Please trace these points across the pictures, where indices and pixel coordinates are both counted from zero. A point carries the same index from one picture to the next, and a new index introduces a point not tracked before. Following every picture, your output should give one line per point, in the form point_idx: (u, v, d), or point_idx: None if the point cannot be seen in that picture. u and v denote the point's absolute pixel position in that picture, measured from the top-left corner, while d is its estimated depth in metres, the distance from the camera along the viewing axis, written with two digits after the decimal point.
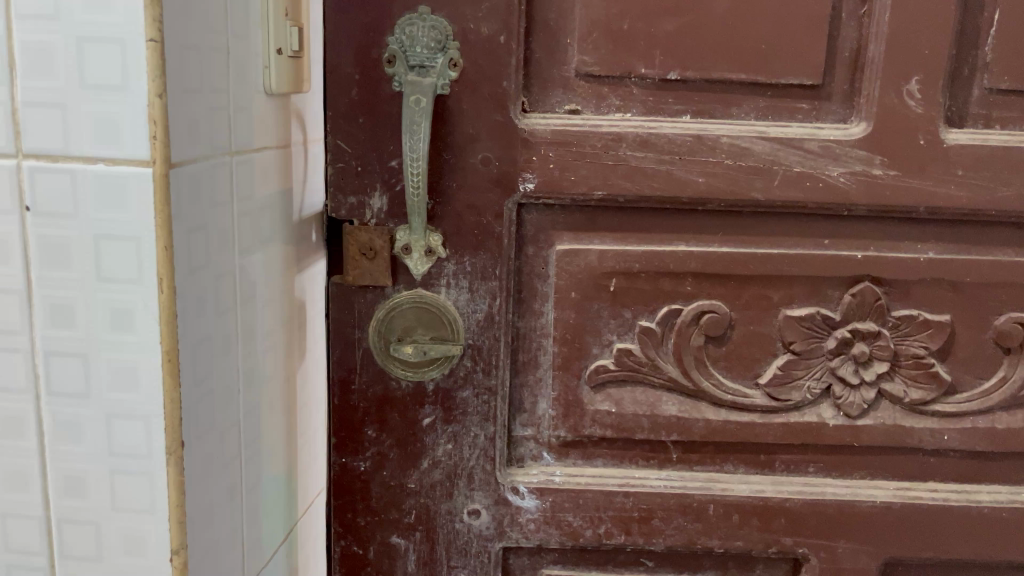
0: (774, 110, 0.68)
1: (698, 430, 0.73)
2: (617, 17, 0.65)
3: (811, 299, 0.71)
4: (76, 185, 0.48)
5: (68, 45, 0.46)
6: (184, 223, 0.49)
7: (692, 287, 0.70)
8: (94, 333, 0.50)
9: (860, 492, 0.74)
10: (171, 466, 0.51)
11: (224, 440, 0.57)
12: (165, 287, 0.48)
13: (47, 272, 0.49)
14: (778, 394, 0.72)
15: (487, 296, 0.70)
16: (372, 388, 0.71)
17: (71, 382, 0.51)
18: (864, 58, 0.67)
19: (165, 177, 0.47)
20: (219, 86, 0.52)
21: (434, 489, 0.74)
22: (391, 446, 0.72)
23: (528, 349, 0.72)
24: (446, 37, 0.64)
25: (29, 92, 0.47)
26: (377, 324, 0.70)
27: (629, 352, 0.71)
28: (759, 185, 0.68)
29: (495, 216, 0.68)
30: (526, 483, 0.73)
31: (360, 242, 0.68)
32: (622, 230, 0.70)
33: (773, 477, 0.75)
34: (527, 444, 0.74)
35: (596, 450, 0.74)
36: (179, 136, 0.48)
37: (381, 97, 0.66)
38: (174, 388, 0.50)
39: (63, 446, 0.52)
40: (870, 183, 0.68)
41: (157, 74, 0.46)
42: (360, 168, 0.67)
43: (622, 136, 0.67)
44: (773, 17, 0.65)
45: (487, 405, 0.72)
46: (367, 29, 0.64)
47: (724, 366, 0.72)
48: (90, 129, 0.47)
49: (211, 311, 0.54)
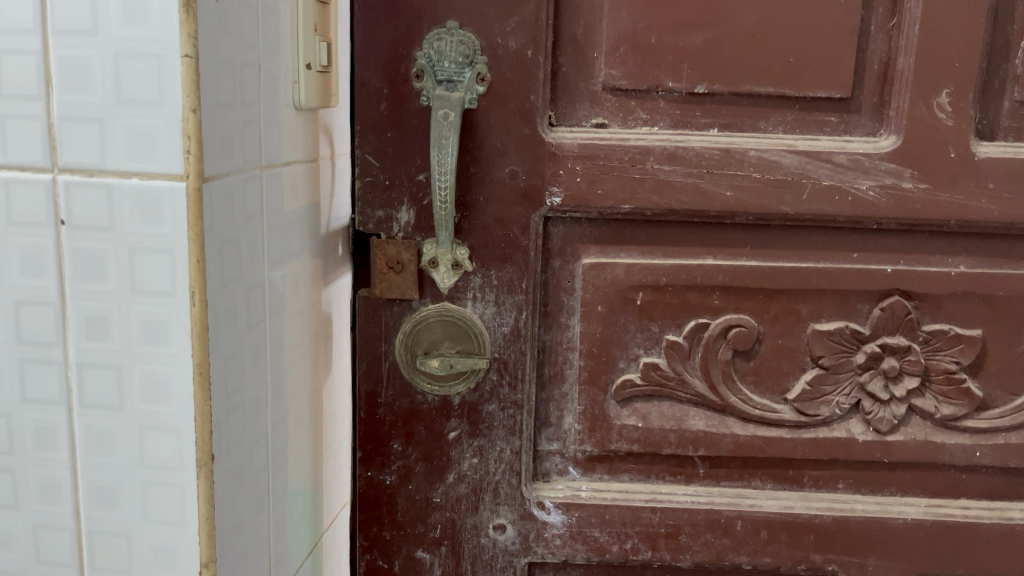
0: (802, 123, 0.68)
1: (726, 445, 0.72)
2: (645, 31, 0.65)
3: (840, 313, 0.70)
4: (111, 199, 0.48)
5: (106, 61, 0.47)
6: (216, 237, 0.49)
7: (720, 301, 0.70)
8: (128, 345, 0.50)
9: (890, 509, 0.73)
10: (202, 480, 0.51)
11: (253, 452, 0.57)
12: (198, 301, 0.49)
13: (82, 284, 0.50)
14: (807, 409, 0.71)
15: (513, 309, 0.70)
16: (399, 402, 0.71)
17: (104, 394, 0.51)
18: (893, 71, 0.67)
19: (198, 192, 0.47)
20: (250, 101, 0.53)
21: (460, 503, 0.73)
22: (417, 460, 0.72)
23: (554, 363, 0.72)
24: (474, 52, 0.65)
25: (65, 106, 0.48)
26: (404, 337, 0.70)
27: (656, 366, 0.70)
28: (788, 199, 0.68)
29: (522, 230, 0.68)
30: (552, 498, 0.73)
31: (388, 255, 0.68)
32: (649, 243, 0.70)
33: (802, 493, 0.74)
34: (553, 458, 0.74)
35: (622, 465, 0.73)
36: (213, 151, 0.48)
37: (409, 111, 0.66)
38: (204, 402, 0.50)
39: (95, 457, 0.52)
40: (899, 197, 0.68)
41: (191, 89, 0.46)
42: (388, 182, 0.67)
43: (650, 149, 0.67)
44: (801, 30, 0.65)
45: (513, 419, 0.71)
46: (396, 44, 0.65)
47: (752, 380, 0.71)
48: (127, 144, 0.47)
49: (242, 323, 0.54)
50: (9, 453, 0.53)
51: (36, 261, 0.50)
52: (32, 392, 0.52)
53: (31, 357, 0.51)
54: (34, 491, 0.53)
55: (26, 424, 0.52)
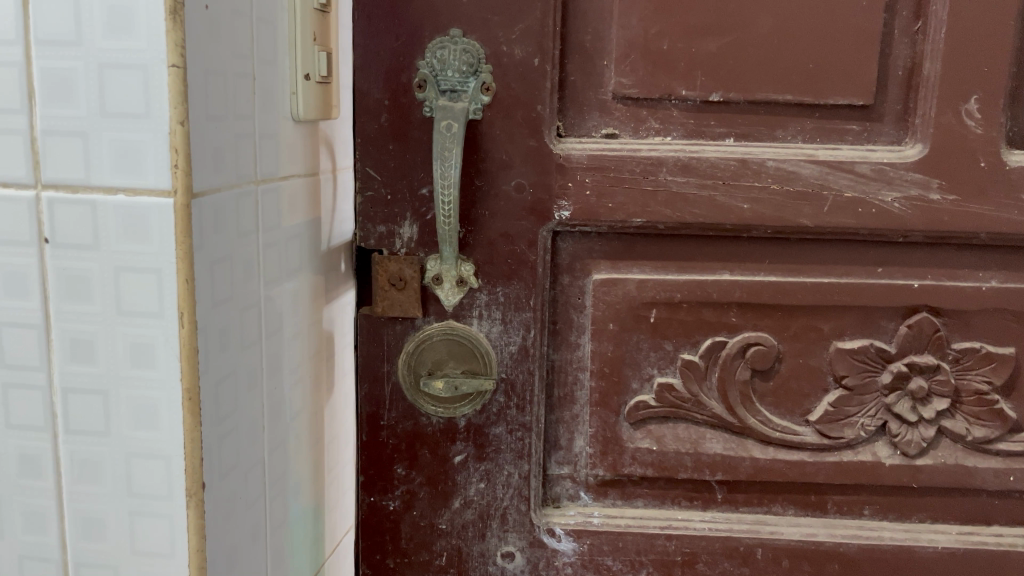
0: (822, 132, 0.65)
1: (745, 469, 0.69)
2: (656, 38, 0.63)
3: (864, 330, 0.67)
4: (96, 216, 0.46)
5: (90, 72, 0.45)
6: (206, 255, 0.47)
7: (738, 318, 0.67)
8: (115, 369, 0.48)
9: (919, 537, 0.70)
10: (192, 511, 0.48)
11: (248, 477, 0.54)
12: (186, 322, 0.46)
13: (67, 305, 0.48)
14: (830, 432, 0.68)
15: (521, 328, 0.67)
16: (402, 424, 0.69)
17: (90, 420, 0.49)
18: (918, 77, 0.64)
19: (186, 208, 0.45)
20: (244, 113, 0.51)
21: (467, 530, 0.70)
22: (421, 484, 0.70)
23: (564, 383, 0.69)
24: (478, 60, 0.62)
25: (49, 120, 0.45)
26: (407, 357, 0.67)
27: (671, 387, 0.67)
28: (808, 211, 0.64)
29: (529, 245, 0.65)
30: (562, 525, 0.70)
31: (390, 272, 0.66)
32: (662, 258, 0.67)
33: (825, 519, 0.70)
34: (563, 483, 0.70)
35: (636, 490, 0.70)
36: (202, 165, 0.46)
37: (411, 122, 0.63)
38: (194, 428, 0.48)
39: (81, 485, 0.50)
40: (925, 209, 0.64)
41: (179, 100, 0.44)
42: (390, 196, 0.65)
43: (662, 160, 0.64)
44: (820, 35, 0.62)
45: (522, 442, 0.69)
46: (398, 53, 0.62)
47: (772, 402, 0.68)
48: (112, 159, 0.45)
49: (235, 345, 0.51)
50: None
51: (20, 282, 0.48)
52: (15, 418, 0.50)
53: (15, 383, 0.49)
54: (18, 522, 0.51)
55: (10, 451, 0.50)
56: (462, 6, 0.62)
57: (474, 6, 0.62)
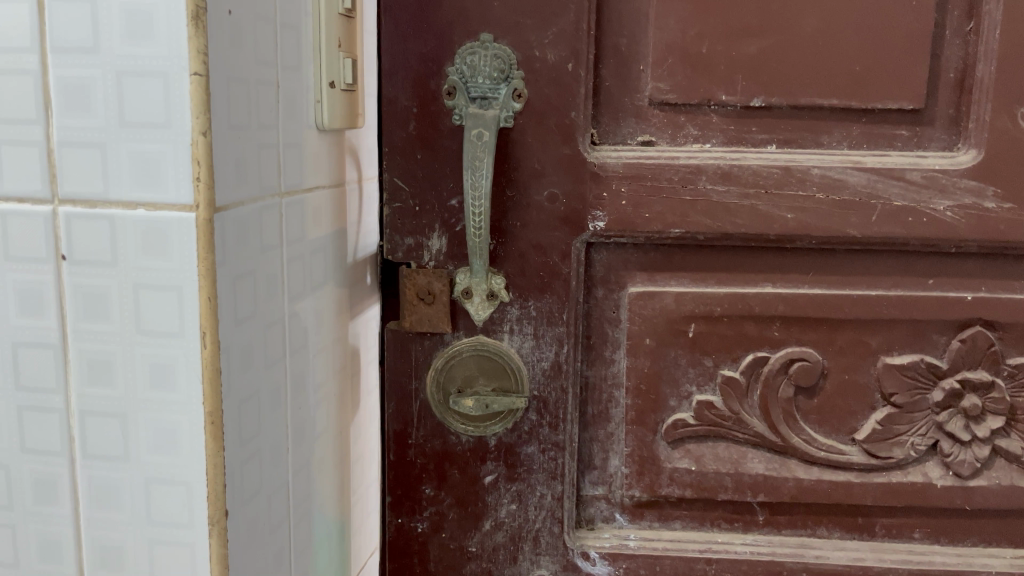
0: (870, 137, 0.62)
1: (788, 490, 0.66)
2: (695, 41, 0.60)
3: (914, 345, 0.64)
4: (114, 232, 0.44)
5: (107, 80, 0.43)
6: (229, 270, 0.45)
7: (781, 332, 0.64)
8: (134, 392, 0.46)
9: (972, 561, 0.66)
10: (214, 540, 0.46)
11: (271, 502, 0.52)
12: (209, 342, 0.44)
13: (85, 324, 0.45)
14: (878, 451, 0.65)
15: (553, 343, 0.64)
16: (430, 443, 0.66)
17: (109, 445, 0.47)
18: (971, 79, 0.61)
19: (208, 222, 0.43)
20: (267, 122, 0.49)
21: (497, 552, 0.68)
22: (451, 506, 0.67)
23: (598, 401, 0.66)
24: (509, 66, 0.60)
25: (65, 131, 0.43)
26: (435, 374, 0.65)
27: (710, 405, 0.64)
28: (855, 220, 0.62)
29: (562, 257, 0.63)
30: (597, 549, 0.67)
31: (418, 286, 0.63)
32: (701, 270, 0.64)
33: (873, 543, 0.67)
34: (598, 504, 0.68)
35: (674, 511, 0.67)
36: (225, 177, 0.44)
37: (440, 131, 0.61)
38: (216, 453, 0.45)
39: (98, 512, 0.48)
40: (979, 217, 0.61)
41: (201, 109, 0.42)
42: (418, 207, 0.62)
43: (702, 168, 0.61)
44: (869, 35, 0.59)
45: (555, 462, 0.66)
46: (426, 59, 0.60)
47: (817, 420, 0.65)
48: (130, 172, 0.43)
49: (259, 364, 0.49)
50: (8, 508, 0.49)
51: (34, 300, 0.46)
52: (31, 442, 0.48)
53: (30, 405, 0.47)
54: (34, 551, 0.49)
55: (25, 476, 0.48)
56: (493, 10, 0.59)
57: (505, 9, 0.59)
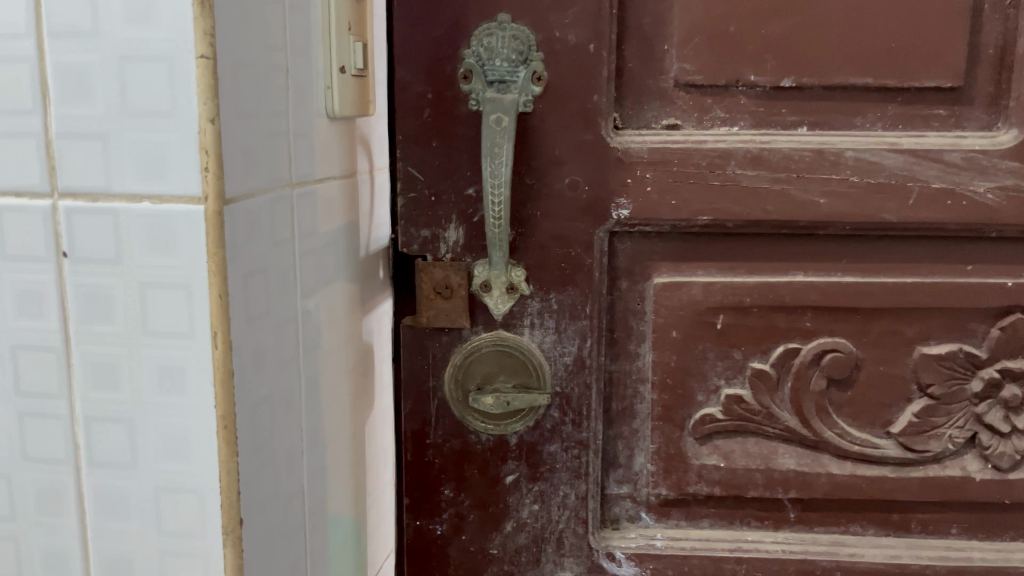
0: (905, 118, 0.59)
1: (821, 486, 0.64)
2: (722, 19, 0.57)
3: (952, 334, 0.61)
4: (118, 227, 0.41)
5: (108, 66, 0.40)
6: (240, 266, 0.42)
7: (813, 323, 0.61)
8: (142, 397, 0.43)
9: (1013, 558, 0.64)
10: (228, 550, 0.44)
11: (287, 508, 0.50)
12: (220, 342, 0.41)
13: (89, 326, 0.43)
14: (914, 445, 0.62)
15: (576, 337, 0.62)
16: (449, 442, 0.64)
17: (116, 452, 0.44)
18: (1012, 56, 0.58)
19: (218, 216, 0.40)
20: (277, 108, 0.46)
21: (520, 554, 0.65)
22: (471, 507, 0.65)
23: (623, 397, 0.63)
24: (529, 48, 0.57)
25: (64, 121, 0.41)
26: (454, 371, 0.62)
27: (739, 399, 0.62)
28: (890, 205, 0.59)
29: (585, 247, 0.60)
30: (623, 549, 0.65)
31: (435, 279, 0.61)
32: (729, 259, 0.61)
33: (908, 539, 0.65)
34: (622, 503, 0.65)
35: (701, 509, 0.65)
36: (235, 167, 0.41)
37: (456, 117, 0.58)
38: (230, 459, 0.43)
39: (105, 523, 0.45)
40: (1021, 200, 0.59)
41: (208, 95, 0.39)
42: (433, 197, 0.60)
43: (730, 152, 0.59)
44: (905, 11, 0.56)
45: (579, 460, 0.63)
46: (441, 42, 0.57)
47: (850, 413, 0.62)
48: (134, 163, 0.40)
49: (273, 364, 0.47)
50: (11, 519, 0.47)
51: (35, 301, 0.43)
52: (34, 450, 0.45)
53: (31, 412, 0.45)
54: (39, 563, 0.47)
55: (28, 486, 0.46)
56: None
57: None
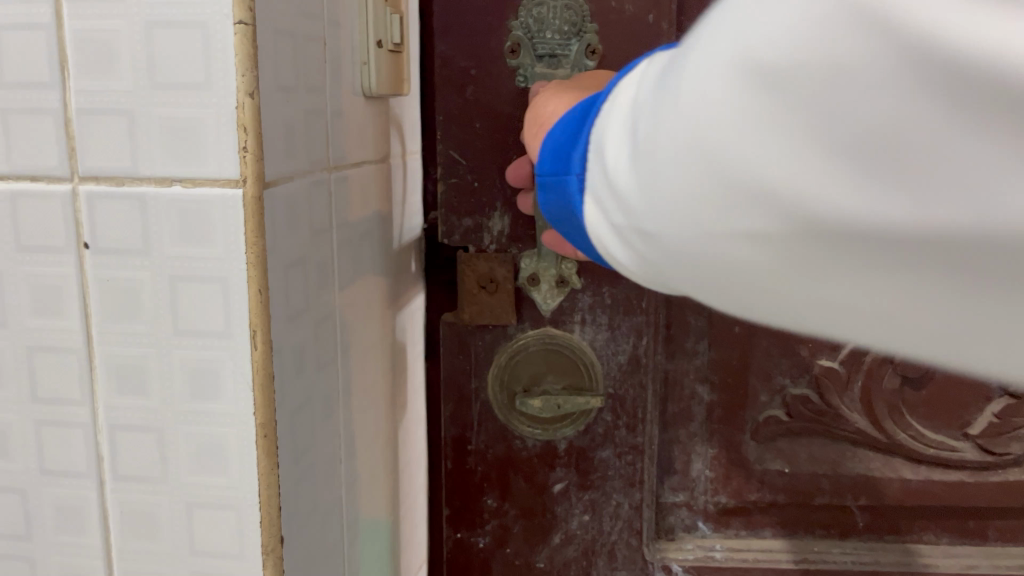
0: None
1: (893, 492, 0.59)
2: None
3: None
4: (147, 214, 0.37)
5: (134, 33, 0.36)
6: (280, 256, 0.38)
7: None
8: (174, 404, 0.39)
9: None
10: (269, 572, 0.39)
11: (326, 523, 0.45)
12: (260, 342, 0.37)
13: (113, 325, 0.39)
14: (994, 448, 0.58)
15: (631, 334, 0.57)
16: (492, 449, 0.59)
17: (144, 464, 0.40)
18: None
19: (258, 201, 0.36)
20: (316, 83, 0.42)
21: (568, 568, 0.61)
22: (515, 518, 0.60)
23: (679, 399, 0.59)
24: (582, 18, 0.52)
25: (85, 95, 0.36)
26: (498, 371, 0.58)
27: (806, 399, 0.58)
28: None
29: None
30: (680, 562, 0.60)
31: (479, 273, 0.57)
32: None
33: (986, 548, 0.61)
34: (678, 512, 0.62)
35: (763, 518, 0.61)
36: (275, 146, 0.37)
37: (502, 97, 0.54)
38: (270, 471, 0.38)
39: (131, 543, 0.41)
40: None
41: (248, 66, 0.34)
42: (476, 183, 0.55)
43: None
44: None
45: (633, 467, 0.59)
46: (486, 16, 0.53)
47: (925, 414, 0.58)
48: (164, 142, 0.36)
49: (313, 366, 0.42)
50: (27, 538, 0.42)
51: (54, 298, 0.39)
52: (52, 463, 0.41)
53: (50, 421, 0.40)
54: None
55: (46, 503, 0.42)
56: None
57: None
